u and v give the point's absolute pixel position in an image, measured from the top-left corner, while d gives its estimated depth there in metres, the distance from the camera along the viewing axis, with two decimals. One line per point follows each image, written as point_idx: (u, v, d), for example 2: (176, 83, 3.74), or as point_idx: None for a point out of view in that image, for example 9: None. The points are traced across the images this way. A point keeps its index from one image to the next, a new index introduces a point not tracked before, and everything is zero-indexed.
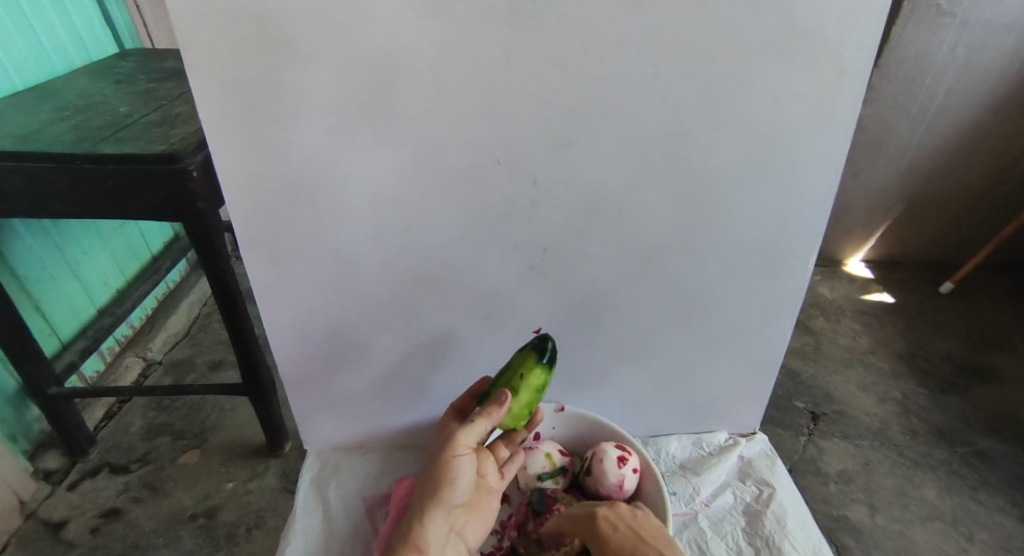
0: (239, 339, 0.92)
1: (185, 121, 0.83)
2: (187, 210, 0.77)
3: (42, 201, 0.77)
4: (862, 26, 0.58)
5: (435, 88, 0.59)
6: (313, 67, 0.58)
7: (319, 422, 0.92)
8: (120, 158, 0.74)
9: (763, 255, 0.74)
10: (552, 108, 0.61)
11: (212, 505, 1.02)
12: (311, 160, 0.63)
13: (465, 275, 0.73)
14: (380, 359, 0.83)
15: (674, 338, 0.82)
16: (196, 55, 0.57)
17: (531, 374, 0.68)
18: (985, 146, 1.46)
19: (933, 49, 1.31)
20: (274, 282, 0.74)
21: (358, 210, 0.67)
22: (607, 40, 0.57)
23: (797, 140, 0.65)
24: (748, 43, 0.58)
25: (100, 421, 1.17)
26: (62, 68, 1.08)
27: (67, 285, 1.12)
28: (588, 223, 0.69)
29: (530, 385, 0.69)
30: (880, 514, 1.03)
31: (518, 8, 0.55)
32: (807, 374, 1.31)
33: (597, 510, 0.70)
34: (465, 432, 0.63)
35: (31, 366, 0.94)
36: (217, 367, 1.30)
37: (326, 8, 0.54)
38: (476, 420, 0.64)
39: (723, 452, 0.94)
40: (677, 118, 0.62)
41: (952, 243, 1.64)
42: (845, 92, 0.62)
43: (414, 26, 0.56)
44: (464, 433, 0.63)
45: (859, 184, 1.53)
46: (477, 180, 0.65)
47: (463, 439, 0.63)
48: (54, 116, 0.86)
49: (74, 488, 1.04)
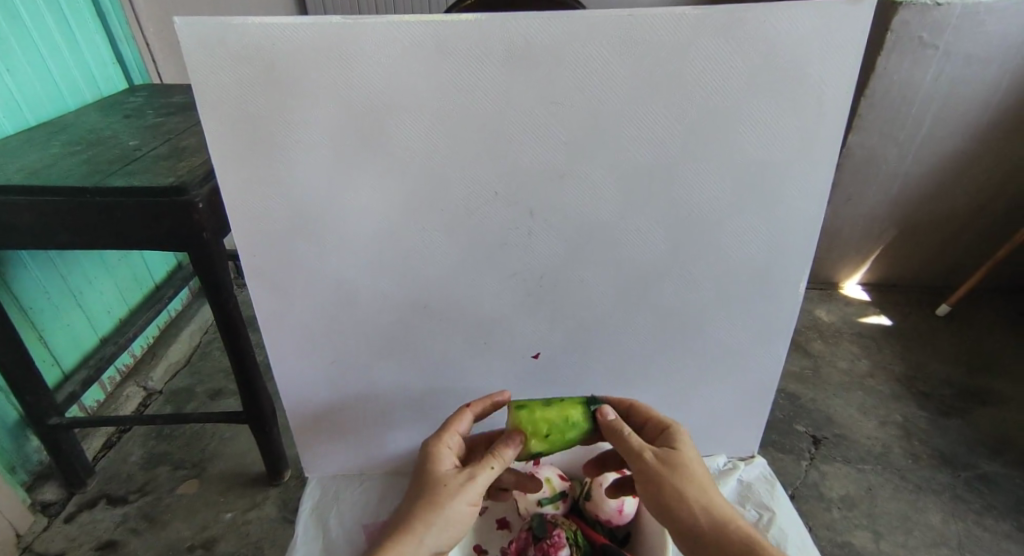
0: (240, 366, 0.92)
1: (192, 154, 0.86)
2: (192, 240, 0.79)
3: (50, 232, 0.79)
4: (839, 63, 0.61)
5: (432, 123, 0.62)
6: (313, 103, 0.60)
7: (320, 450, 0.92)
8: (128, 190, 0.76)
9: (755, 280, 0.76)
10: (547, 142, 0.63)
11: (210, 536, 1.01)
12: (313, 192, 0.65)
13: (465, 302, 0.75)
14: (381, 385, 0.83)
15: (672, 362, 0.83)
16: (207, 96, 0.60)
17: (571, 404, 0.70)
18: (975, 171, 1.48)
19: (918, 79, 1.35)
20: (276, 310, 0.75)
21: (359, 239, 0.69)
22: (600, 78, 0.60)
23: (783, 171, 0.67)
24: (731, 78, 0.61)
25: (100, 451, 1.17)
26: (73, 103, 1.12)
27: (70, 314, 1.13)
28: (584, 250, 0.71)
29: (561, 407, 0.69)
30: (884, 541, 1.02)
31: (513, 51, 0.58)
32: (807, 398, 1.32)
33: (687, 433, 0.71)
34: (482, 474, 0.63)
35: (33, 397, 0.94)
36: (217, 396, 1.30)
37: (332, 52, 0.58)
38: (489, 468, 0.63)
39: (723, 476, 0.94)
40: (668, 147, 0.64)
41: (946, 266, 1.66)
42: (826, 124, 0.64)
43: (415, 67, 0.59)
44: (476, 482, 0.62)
45: (852, 208, 1.56)
46: (477, 211, 0.67)
47: (478, 479, 0.62)
48: (65, 151, 0.89)
49: (71, 520, 1.04)
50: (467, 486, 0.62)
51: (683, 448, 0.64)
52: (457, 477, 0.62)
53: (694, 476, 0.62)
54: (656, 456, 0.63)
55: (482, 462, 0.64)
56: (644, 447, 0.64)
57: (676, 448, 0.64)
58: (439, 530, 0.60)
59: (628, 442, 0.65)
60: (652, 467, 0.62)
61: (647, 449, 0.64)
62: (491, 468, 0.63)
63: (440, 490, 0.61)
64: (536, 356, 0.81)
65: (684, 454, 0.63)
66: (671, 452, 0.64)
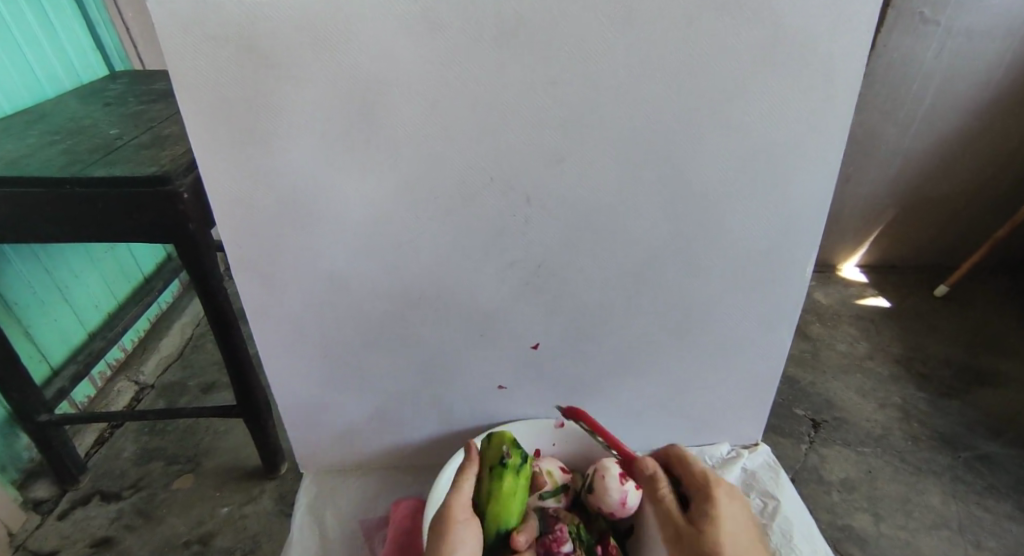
0: (232, 360, 0.90)
1: (175, 143, 0.82)
2: (178, 232, 0.76)
3: (28, 225, 0.76)
4: (851, 37, 0.58)
5: (424, 103, 0.59)
6: (299, 85, 0.57)
7: (314, 444, 0.90)
8: (110, 180, 0.73)
9: (758, 265, 0.74)
10: (545, 123, 0.60)
11: (207, 531, 1.00)
12: (301, 180, 0.63)
13: (460, 291, 0.73)
14: (375, 377, 0.81)
15: (673, 350, 0.81)
16: (188, 80, 0.56)
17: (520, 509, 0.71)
18: (975, 149, 1.46)
19: (919, 56, 1.33)
20: (265, 303, 0.72)
21: (350, 228, 0.66)
22: (597, 55, 0.57)
23: (791, 151, 0.64)
24: (739, 51, 0.58)
25: (92, 448, 1.15)
26: (52, 91, 1.08)
27: (56, 309, 1.10)
28: (581, 234, 0.69)
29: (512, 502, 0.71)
30: (885, 523, 1.02)
31: (507, 28, 0.55)
32: (806, 381, 1.30)
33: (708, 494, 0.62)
34: (468, 479, 0.62)
35: (20, 395, 0.92)
36: (211, 389, 1.28)
37: (319, 33, 0.55)
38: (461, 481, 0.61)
39: (726, 465, 0.92)
40: (670, 126, 0.62)
41: (944, 246, 1.64)
42: (835, 102, 0.62)
43: (405, 43, 0.55)
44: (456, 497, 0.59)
45: (851, 189, 1.54)
46: (472, 198, 0.65)
47: (465, 486, 0.61)
48: (42, 140, 0.85)
49: (65, 517, 1.02)
50: (456, 500, 0.59)
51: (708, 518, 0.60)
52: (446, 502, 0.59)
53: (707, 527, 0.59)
54: (719, 490, 0.61)
55: (460, 477, 0.63)
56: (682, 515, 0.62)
57: (728, 488, 0.62)
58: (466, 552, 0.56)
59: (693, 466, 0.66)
60: (711, 492, 0.61)
61: (711, 477, 0.63)
62: (472, 473, 0.63)
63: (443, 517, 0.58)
64: (534, 346, 0.80)
65: (734, 499, 0.61)
66: (723, 490, 0.62)
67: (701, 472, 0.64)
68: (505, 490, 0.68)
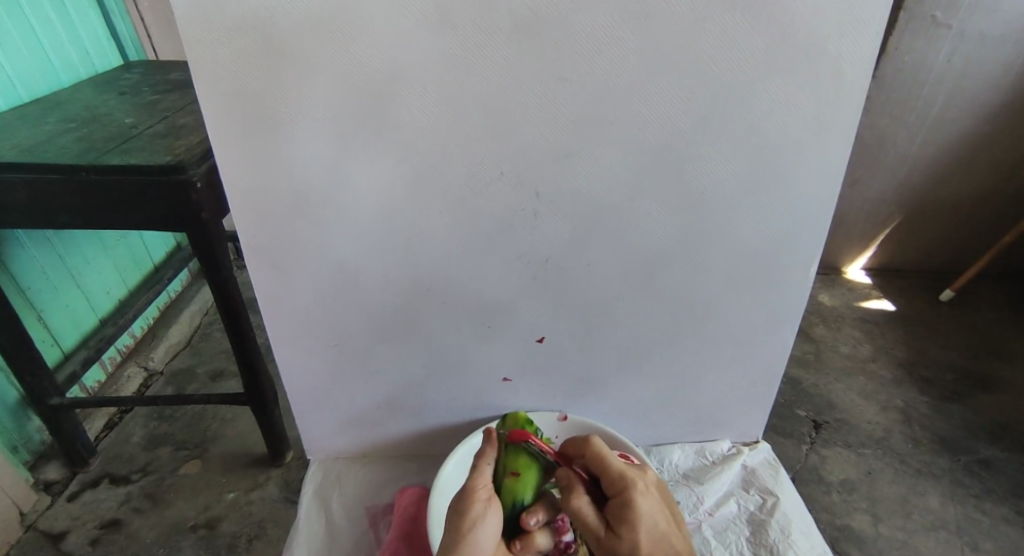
0: (240, 347, 0.91)
1: (189, 133, 0.84)
2: (190, 221, 0.77)
3: (45, 211, 0.77)
4: (862, 40, 0.58)
5: (435, 98, 0.60)
6: (315, 77, 0.58)
7: (321, 432, 0.91)
8: (127, 169, 0.75)
9: (763, 266, 0.75)
10: (555, 121, 0.61)
11: (213, 515, 1.01)
12: (314, 171, 0.64)
13: (467, 284, 0.74)
14: (383, 367, 0.83)
15: (676, 346, 0.83)
16: (203, 67, 0.57)
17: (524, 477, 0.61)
18: (983, 153, 1.47)
19: (930, 60, 1.33)
20: (277, 291, 0.74)
21: (361, 220, 0.68)
22: (608, 54, 0.58)
23: (797, 150, 0.65)
24: (748, 51, 0.59)
25: (101, 432, 1.17)
26: (67, 79, 1.10)
27: (68, 294, 1.11)
28: (591, 231, 0.70)
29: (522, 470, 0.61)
30: (883, 524, 1.02)
31: (520, 24, 0.56)
32: (809, 382, 1.31)
33: (631, 476, 0.53)
34: (488, 461, 0.58)
35: (33, 378, 0.94)
36: (218, 377, 1.30)
37: (331, 22, 0.55)
38: (482, 461, 0.58)
39: (726, 461, 0.94)
40: (680, 122, 0.63)
41: (951, 252, 1.64)
42: (844, 102, 0.62)
43: (419, 37, 0.56)
44: (479, 476, 0.56)
45: (858, 193, 1.54)
46: (482, 192, 0.66)
47: (485, 466, 0.58)
48: (59, 128, 0.87)
49: (74, 499, 1.04)
50: (478, 480, 0.56)
51: (643, 489, 0.53)
52: (466, 481, 0.56)
53: (645, 492, 0.52)
54: (637, 491, 0.52)
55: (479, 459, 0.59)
56: (610, 459, 0.54)
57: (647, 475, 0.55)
58: (486, 533, 0.53)
59: (606, 455, 0.55)
60: (630, 495, 0.52)
61: (628, 472, 0.53)
62: (490, 456, 0.58)
63: (464, 499, 0.54)
64: (539, 340, 0.81)
65: (653, 483, 0.55)
66: (640, 479, 0.54)
67: (617, 466, 0.54)
68: (521, 465, 0.61)
